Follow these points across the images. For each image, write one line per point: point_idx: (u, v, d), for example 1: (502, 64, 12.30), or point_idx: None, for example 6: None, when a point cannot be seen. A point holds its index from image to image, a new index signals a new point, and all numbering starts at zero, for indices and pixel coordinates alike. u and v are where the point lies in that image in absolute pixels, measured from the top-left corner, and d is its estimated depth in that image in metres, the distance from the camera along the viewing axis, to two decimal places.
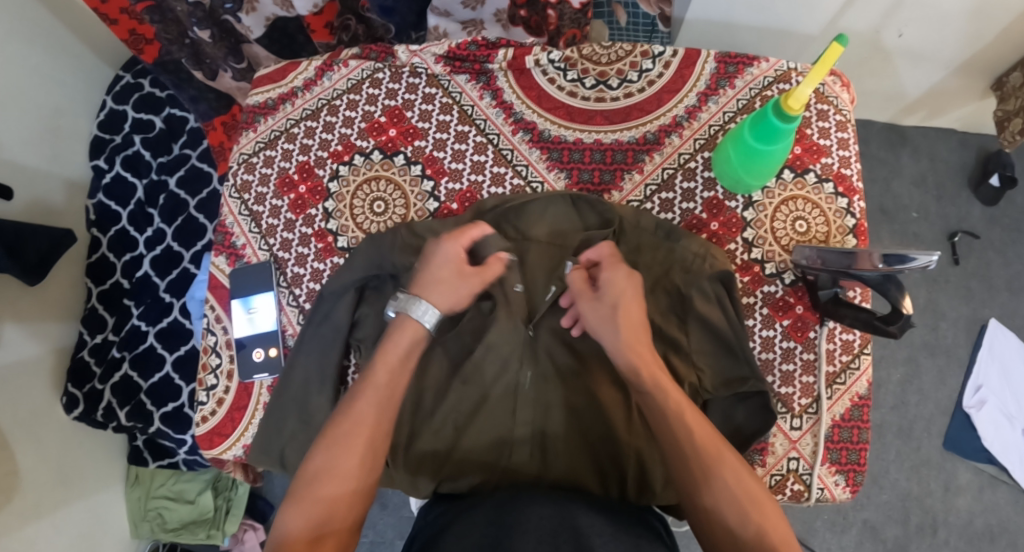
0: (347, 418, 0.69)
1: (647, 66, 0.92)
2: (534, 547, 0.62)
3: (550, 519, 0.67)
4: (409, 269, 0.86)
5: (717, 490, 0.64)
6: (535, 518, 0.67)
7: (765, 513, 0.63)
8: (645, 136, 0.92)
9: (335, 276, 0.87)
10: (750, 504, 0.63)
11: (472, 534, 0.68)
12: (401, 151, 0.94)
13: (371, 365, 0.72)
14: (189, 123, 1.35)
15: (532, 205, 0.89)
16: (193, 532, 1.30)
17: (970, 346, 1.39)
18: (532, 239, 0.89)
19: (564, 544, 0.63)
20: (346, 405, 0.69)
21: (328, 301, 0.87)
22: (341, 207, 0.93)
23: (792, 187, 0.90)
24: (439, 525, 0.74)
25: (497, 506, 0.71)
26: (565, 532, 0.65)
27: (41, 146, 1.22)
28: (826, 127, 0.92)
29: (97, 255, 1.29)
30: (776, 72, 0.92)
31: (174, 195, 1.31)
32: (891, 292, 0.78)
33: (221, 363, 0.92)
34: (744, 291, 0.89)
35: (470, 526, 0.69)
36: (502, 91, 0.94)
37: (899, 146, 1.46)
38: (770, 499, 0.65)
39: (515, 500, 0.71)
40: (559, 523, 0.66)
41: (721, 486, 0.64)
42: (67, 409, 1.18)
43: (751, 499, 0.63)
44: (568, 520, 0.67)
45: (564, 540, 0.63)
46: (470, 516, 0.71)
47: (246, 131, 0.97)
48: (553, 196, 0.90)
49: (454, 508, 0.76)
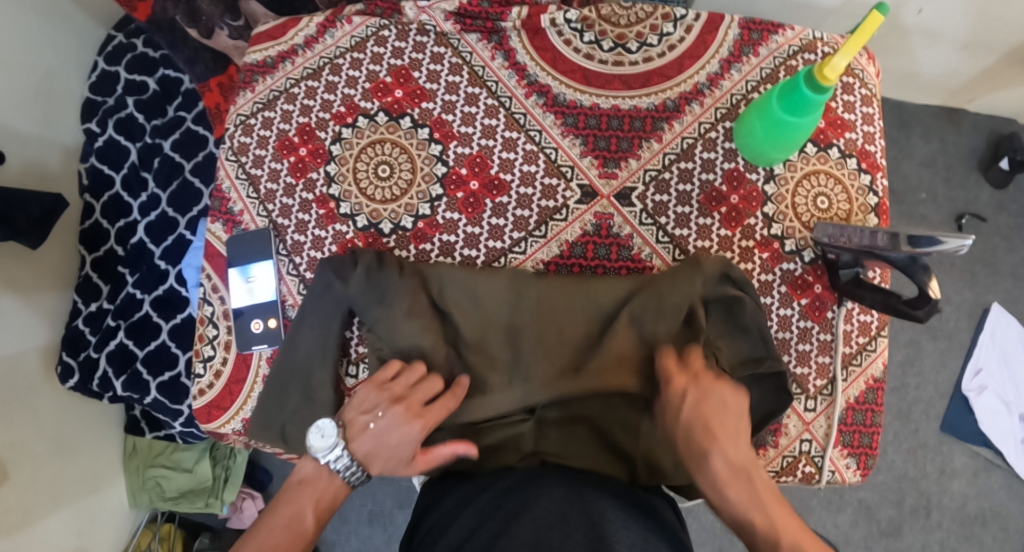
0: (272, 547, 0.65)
1: (668, 30, 0.88)
2: (535, 535, 0.61)
3: (565, 503, 0.66)
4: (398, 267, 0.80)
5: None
6: (543, 505, 0.65)
7: None
8: (664, 104, 0.87)
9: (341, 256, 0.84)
10: None
11: (479, 524, 0.66)
12: (408, 114, 0.88)
13: (278, 517, 0.69)
14: (184, 85, 1.30)
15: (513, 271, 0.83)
16: (192, 500, 1.29)
17: (972, 330, 1.37)
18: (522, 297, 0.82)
19: (576, 532, 0.61)
20: None
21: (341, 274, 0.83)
22: (343, 170, 0.88)
23: (815, 161, 0.86)
24: (446, 512, 0.72)
25: (505, 493, 0.70)
26: (576, 518, 0.63)
27: (32, 109, 1.16)
28: (851, 101, 0.88)
29: (91, 222, 1.25)
30: (802, 41, 0.87)
31: (169, 159, 1.26)
32: (918, 275, 0.75)
33: (218, 334, 0.89)
34: (762, 267, 0.85)
35: (475, 518, 0.67)
36: (515, 52, 0.89)
37: (911, 127, 1.42)
38: None
39: (523, 488, 0.70)
40: (570, 509, 0.65)
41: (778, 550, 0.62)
42: (62, 379, 1.15)
43: None
44: (579, 508, 0.65)
45: (575, 525, 0.62)
46: (475, 502, 0.70)
47: (242, 90, 0.92)
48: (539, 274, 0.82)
49: (467, 490, 0.74)
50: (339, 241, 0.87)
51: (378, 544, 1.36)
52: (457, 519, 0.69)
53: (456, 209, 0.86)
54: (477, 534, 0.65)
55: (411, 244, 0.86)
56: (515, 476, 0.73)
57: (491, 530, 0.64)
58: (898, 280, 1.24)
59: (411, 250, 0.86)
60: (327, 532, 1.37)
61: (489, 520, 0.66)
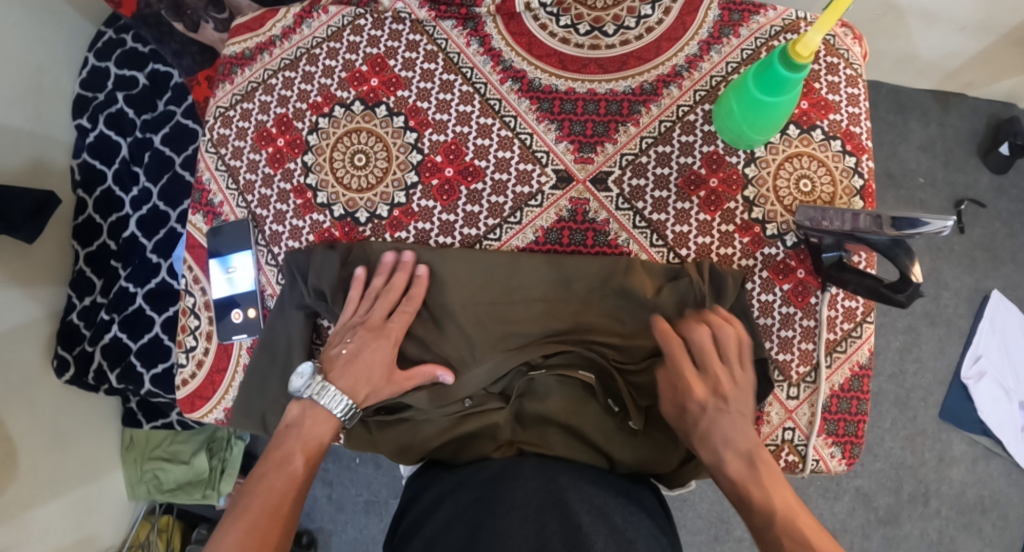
0: (262, 504, 0.68)
1: (646, 12, 0.87)
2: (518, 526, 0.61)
3: (541, 491, 0.66)
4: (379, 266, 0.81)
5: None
6: (523, 494, 0.65)
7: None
8: (641, 87, 0.86)
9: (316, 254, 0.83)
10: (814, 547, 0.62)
11: (458, 517, 0.66)
12: (384, 102, 0.88)
13: (266, 471, 0.71)
14: (173, 80, 1.29)
15: (494, 260, 0.81)
16: (189, 492, 1.31)
17: (971, 317, 1.35)
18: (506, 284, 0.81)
19: (552, 524, 0.61)
20: (243, 524, 0.66)
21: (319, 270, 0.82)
22: (320, 160, 0.88)
23: (797, 143, 0.85)
24: (427, 500, 0.72)
25: (484, 481, 0.70)
26: (554, 510, 0.63)
27: (22, 105, 1.17)
28: (835, 82, 0.87)
29: (84, 217, 1.25)
30: (784, 21, 0.86)
31: (160, 153, 1.26)
32: (900, 258, 0.73)
33: (200, 325, 0.90)
34: (744, 252, 0.84)
35: (452, 511, 0.67)
36: (491, 37, 0.88)
37: (909, 111, 1.40)
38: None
39: (503, 475, 0.70)
40: (547, 499, 0.64)
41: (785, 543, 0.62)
42: (58, 373, 1.17)
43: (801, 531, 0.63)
44: (558, 499, 0.64)
45: (553, 518, 0.61)
46: (452, 496, 0.69)
47: (222, 83, 0.92)
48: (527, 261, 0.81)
49: (445, 479, 0.74)
50: (316, 230, 0.87)
51: (374, 535, 1.37)
52: (435, 514, 0.68)
53: (431, 197, 0.85)
54: (457, 528, 0.64)
55: (387, 232, 0.86)
56: (490, 467, 0.72)
57: (471, 523, 0.64)
58: (883, 265, 1.23)
59: (386, 238, 0.86)
60: (325, 521, 1.38)
61: (468, 512, 0.66)
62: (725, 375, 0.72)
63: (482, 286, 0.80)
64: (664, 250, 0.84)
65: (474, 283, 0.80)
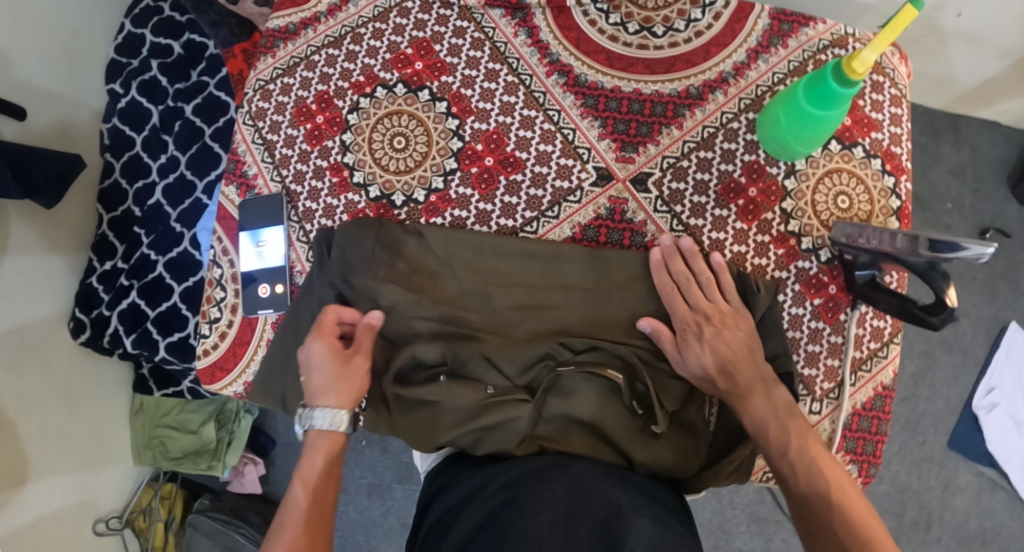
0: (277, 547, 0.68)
1: (696, 16, 0.86)
2: (546, 531, 0.61)
3: (565, 494, 0.66)
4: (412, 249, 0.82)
5: (840, 523, 0.63)
6: (548, 496, 0.66)
7: (845, 494, 0.66)
8: (687, 91, 0.85)
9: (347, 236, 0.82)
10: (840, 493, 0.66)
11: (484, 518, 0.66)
12: (427, 87, 0.87)
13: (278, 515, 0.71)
14: (208, 50, 1.27)
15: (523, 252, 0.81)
16: (194, 462, 1.31)
17: (988, 347, 1.34)
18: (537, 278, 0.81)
19: (579, 527, 0.62)
20: None
21: (343, 246, 0.82)
22: (359, 140, 0.88)
23: (838, 159, 0.84)
24: (451, 502, 0.72)
25: (509, 484, 0.70)
26: (580, 513, 0.63)
27: (56, 67, 1.17)
28: (879, 100, 0.86)
29: (110, 181, 1.26)
30: (833, 35, 0.85)
31: (190, 123, 1.24)
32: (936, 282, 0.72)
33: (225, 297, 0.90)
34: (778, 264, 0.83)
35: (477, 516, 0.67)
36: (539, 29, 0.87)
37: (944, 135, 1.38)
38: (855, 492, 0.66)
39: (527, 477, 0.70)
40: (573, 503, 0.65)
41: (809, 493, 0.66)
42: (74, 333, 1.18)
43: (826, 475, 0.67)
44: (584, 503, 0.65)
45: (579, 521, 0.62)
46: (476, 499, 0.70)
47: (264, 55, 0.92)
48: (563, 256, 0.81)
49: (467, 482, 0.74)
50: (350, 210, 0.87)
51: (374, 517, 1.37)
52: (459, 519, 0.68)
53: (470, 184, 0.85)
54: (483, 532, 0.64)
55: (422, 217, 0.85)
56: (512, 470, 0.72)
57: (498, 526, 0.63)
58: (917, 287, 1.21)
59: (421, 223, 0.85)
60: None
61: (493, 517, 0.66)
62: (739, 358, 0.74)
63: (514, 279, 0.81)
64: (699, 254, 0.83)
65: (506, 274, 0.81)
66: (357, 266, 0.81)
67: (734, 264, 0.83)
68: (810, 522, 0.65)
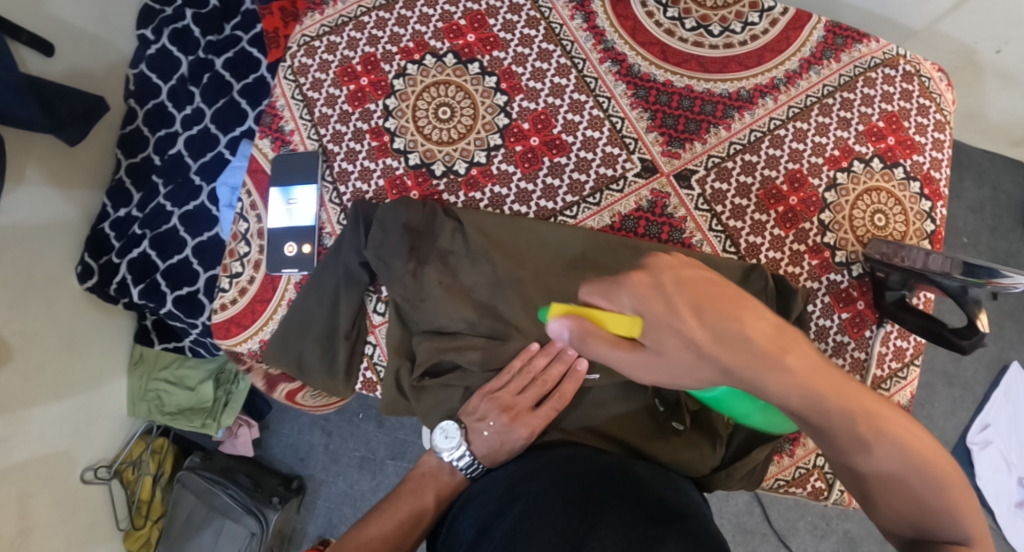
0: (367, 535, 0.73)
1: (753, 19, 0.85)
2: (564, 514, 0.59)
3: (599, 473, 0.66)
4: (445, 222, 0.81)
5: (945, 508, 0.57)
6: (573, 483, 0.64)
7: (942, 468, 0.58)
8: (738, 93, 0.84)
9: (387, 206, 0.82)
10: (935, 475, 0.58)
11: (503, 499, 0.65)
12: (478, 60, 0.86)
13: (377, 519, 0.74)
14: (245, 5, 1.25)
15: (551, 233, 0.80)
16: (189, 419, 1.29)
17: (987, 384, 1.32)
18: (563, 261, 0.79)
19: (603, 510, 0.59)
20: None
21: (384, 223, 0.81)
22: (403, 106, 0.87)
23: (878, 178, 0.83)
24: (479, 490, 0.70)
25: (531, 472, 0.68)
26: (600, 498, 0.61)
27: (90, 6, 1.16)
28: (924, 124, 0.84)
29: (132, 127, 1.23)
30: (884, 55, 0.85)
31: (219, 76, 1.22)
32: (968, 306, 0.73)
33: (249, 252, 0.89)
34: (810, 274, 0.83)
35: (498, 502, 0.65)
36: (596, 15, 0.86)
37: (964, 169, 1.36)
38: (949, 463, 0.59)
39: (554, 467, 0.68)
40: (595, 491, 0.62)
41: (898, 497, 0.58)
42: (81, 278, 1.16)
43: (926, 455, 0.58)
44: (610, 490, 0.63)
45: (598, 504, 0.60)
46: (499, 486, 0.68)
47: (311, 11, 0.90)
48: (593, 241, 0.79)
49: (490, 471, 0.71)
50: (387, 175, 0.86)
51: (363, 491, 1.37)
52: (480, 506, 0.66)
53: (513, 161, 0.84)
54: (503, 512, 0.62)
55: (461, 190, 0.85)
56: (539, 461, 0.70)
57: (516, 509, 0.61)
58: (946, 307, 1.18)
59: (460, 197, 0.85)
60: (317, 470, 1.40)
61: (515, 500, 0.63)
62: (852, 418, 0.58)
63: (543, 261, 0.80)
64: (734, 257, 0.83)
65: (533, 255, 0.80)
66: (398, 247, 0.80)
67: (768, 269, 0.82)
68: (910, 514, 0.58)
